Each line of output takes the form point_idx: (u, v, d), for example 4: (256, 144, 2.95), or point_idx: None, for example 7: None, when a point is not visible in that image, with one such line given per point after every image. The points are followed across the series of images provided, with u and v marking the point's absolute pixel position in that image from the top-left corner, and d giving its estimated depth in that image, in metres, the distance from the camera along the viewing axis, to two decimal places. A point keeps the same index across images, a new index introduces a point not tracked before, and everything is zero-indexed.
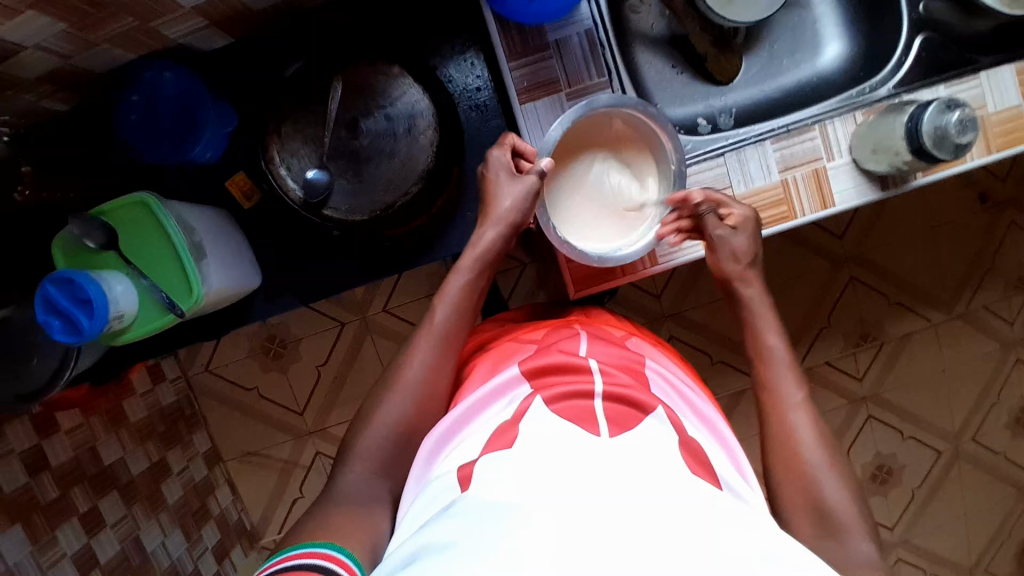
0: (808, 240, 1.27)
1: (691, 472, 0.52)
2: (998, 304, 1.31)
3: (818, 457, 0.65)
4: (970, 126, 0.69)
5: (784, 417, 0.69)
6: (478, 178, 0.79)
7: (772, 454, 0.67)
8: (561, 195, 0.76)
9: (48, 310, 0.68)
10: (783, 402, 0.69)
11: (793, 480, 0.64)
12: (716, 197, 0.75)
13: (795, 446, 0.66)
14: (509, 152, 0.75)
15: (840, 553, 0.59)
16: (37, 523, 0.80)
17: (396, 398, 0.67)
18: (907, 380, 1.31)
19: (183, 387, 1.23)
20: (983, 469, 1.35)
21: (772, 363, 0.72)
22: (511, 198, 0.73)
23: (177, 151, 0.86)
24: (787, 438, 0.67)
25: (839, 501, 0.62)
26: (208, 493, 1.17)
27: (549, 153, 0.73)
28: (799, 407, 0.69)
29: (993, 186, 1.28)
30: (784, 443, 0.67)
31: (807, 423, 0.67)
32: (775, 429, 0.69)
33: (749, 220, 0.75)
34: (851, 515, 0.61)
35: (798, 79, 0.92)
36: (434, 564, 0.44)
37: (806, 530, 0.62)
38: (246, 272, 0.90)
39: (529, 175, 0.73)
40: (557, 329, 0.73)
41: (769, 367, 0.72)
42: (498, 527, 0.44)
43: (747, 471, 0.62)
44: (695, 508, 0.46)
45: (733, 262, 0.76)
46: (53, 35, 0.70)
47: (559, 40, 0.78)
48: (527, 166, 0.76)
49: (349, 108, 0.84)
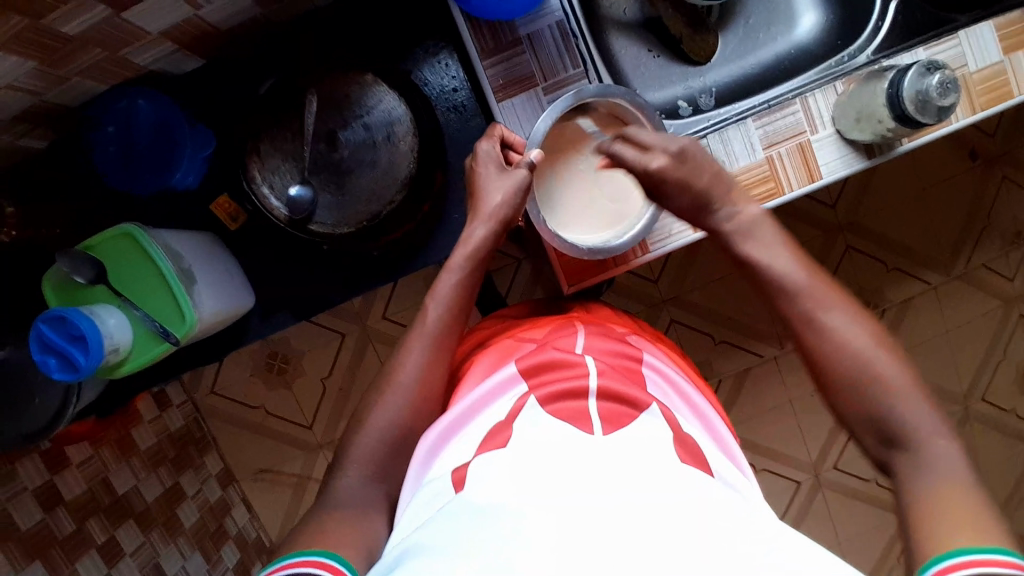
0: (799, 212, 1.26)
1: (680, 462, 0.53)
2: (997, 262, 1.30)
3: (868, 374, 0.60)
4: (952, 89, 0.68)
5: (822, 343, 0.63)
6: (467, 172, 0.78)
7: (819, 376, 0.63)
8: (552, 187, 0.76)
9: (44, 350, 0.68)
10: (816, 329, 0.63)
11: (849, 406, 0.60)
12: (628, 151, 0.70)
13: (843, 367, 0.61)
14: (498, 144, 0.75)
15: (918, 464, 0.56)
16: (55, 558, 0.80)
17: (390, 400, 0.68)
18: (911, 344, 1.31)
19: (190, 411, 1.23)
20: (995, 427, 1.35)
21: (790, 282, 0.65)
22: (500, 193, 0.72)
23: (158, 178, 0.88)
24: (832, 360, 0.62)
25: (903, 409, 0.58)
26: (225, 512, 1.18)
27: (537, 145, 0.72)
28: (835, 319, 0.63)
29: (983, 143, 1.27)
30: (831, 369, 0.62)
31: (849, 331, 0.62)
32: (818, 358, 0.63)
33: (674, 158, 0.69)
34: (920, 416, 0.57)
35: (776, 52, 0.91)
36: (424, 565, 0.45)
37: (878, 447, 0.59)
38: (238, 295, 0.90)
39: (518, 169, 0.72)
40: (560, 326, 0.72)
41: (787, 287, 0.65)
42: (490, 529, 0.45)
43: (740, 461, 0.63)
44: (694, 507, 0.46)
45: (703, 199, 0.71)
46: (24, 73, 0.69)
47: (531, 34, 0.77)
48: (516, 157, 0.76)
49: (327, 120, 0.83)
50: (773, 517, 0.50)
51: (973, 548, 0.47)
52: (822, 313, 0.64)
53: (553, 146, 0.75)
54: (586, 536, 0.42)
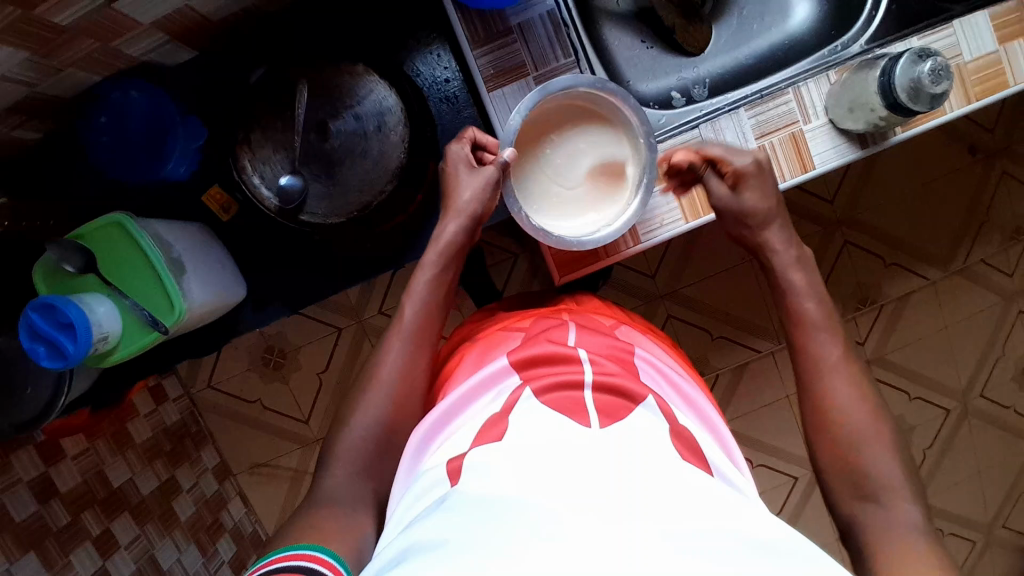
0: (796, 205, 1.25)
1: (681, 458, 0.52)
2: (996, 258, 1.29)
3: (869, 440, 0.63)
4: (945, 76, 0.67)
5: (835, 420, 0.64)
6: (440, 173, 0.81)
7: (811, 418, 0.67)
8: (535, 165, 0.75)
9: (33, 338, 0.68)
10: (834, 406, 0.65)
11: (833, 459, 0.64)
12: (711, 155, 0.74)
13: (842, 425, 0.64)
14: (470, 146, 0.77)
15: (879, 516, 0.59)
16: (49, 550, 0.81)
17: (372, 398, 0.67)
18: (910, 340, 1.30)
19: (187, 405, 1.23)
20: (992, 424, 1.34)
21: (807, 328, 0.70)
22: (471, 190, 0.74)
23: (152, 167, 0.89)
24: (824, 408, 0.66)
25: (891, 483, 0.61)
26: (222, 507, 1.18)
27: (511, 143, 0.71)
28: (841, 372, 0.67)
29: (981, 138, 1.26)
30: (830, 430, 0.64)
31: (849, 386, 0.66)
32: (812, 393, 0.67)
33: (755, 178, 0.73)
34: (897, 479, 0.61)
35: (770, 43, 0.90)
36: (419, 559, 0.43)
37: (844, 494, 0.62)
38: (229, 283, 0.90)
39: (491, 167, 0.73)
40: (545, 319, 0.72)
41: (804, 330, 0.70)
42: (486, 518, 0.44)
43: (735, 454, 0.62)
44: (696, 500, 0.46)
45: (741, 224, 0.75)
46: (18, 63, 0.69)
47: (522, 24, 0.77)
48: (490, 159, 0.77)
49: (318, 111, 0.83)
50: (766, 510, 0.50)
51: None
52: (840, 383, 0.66)
53: (558, 122, 0.75)
54: (583, 523, 0.42)
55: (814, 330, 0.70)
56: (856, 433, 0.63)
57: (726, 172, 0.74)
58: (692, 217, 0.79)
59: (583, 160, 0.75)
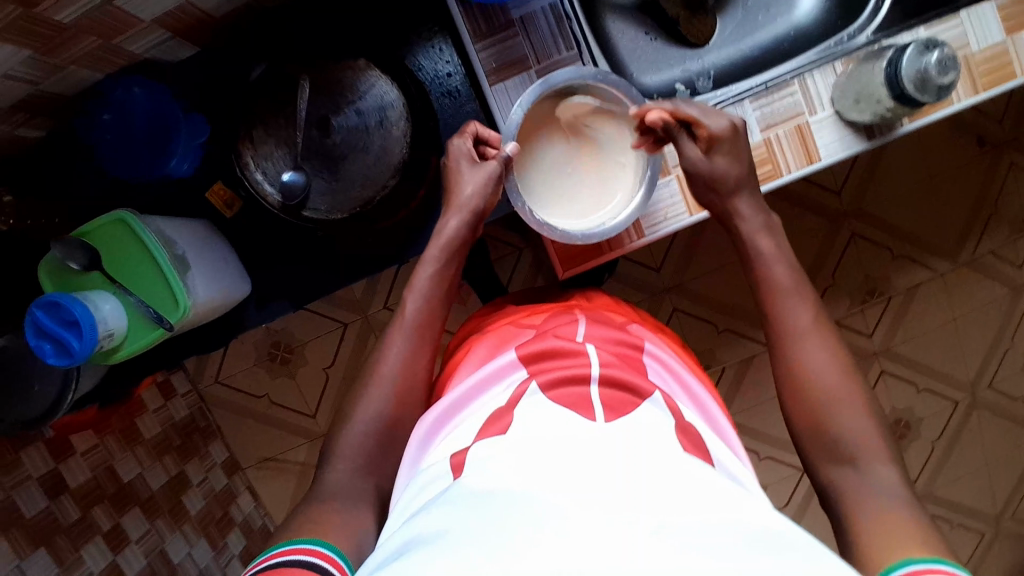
0: (803, 197, 1.24)
1: (683, 450, 0.52)
2: (1005, 249, 1.28)
3: (844, 401, 0.63)
4: (951, 66, 0.67)
5: (811, 388, 0.64)
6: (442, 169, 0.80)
7: (785, 386, 0.66)
8: (532, 156, 0.74)
9: (39, 335, 0.69)
10: (807, 374, 0.65)
11: (809, 425, 0.64)
12: (685, 113, 0.71)
13: (819, 391, 0.64)
14: (471, 141, 0.76)
15: (860, 480, 0.60)
16: (60, 545, 0.81)
17: (373, 394, 0.67)
18: (918, 332, 1.29)
19: (195, 400, 1.24)
20: (1001, 416, 1.33)
21: (777, 295, 0.69)
22: (472, 184, 0.73)
23: (154, 165, 0.89)
24: (798, 374, 0.65)
25: (863, 439, 0.61)
26: (231, 500, 1.19)
27: (513, 137, 0.71)
28: (812, 335, 0.66)
29: (990, 128, 1.24)
30: (805, 398, 0.64)
31: (820, 349, 0.65)
32: (783, 359, 0.67)
33: (728, 137, 0.71)
34: (872, 440, 0.61)
35: (775, 34, 0.89)
36: (420, 552, 0.43)
37: (823, 461, 0.62)
38: (233, 280, 0.91)
39: (492, 161, 0.73)
40: (558, 313, 0.72)
41: (773, 297, 0.69)
42: (484, 511, 0.44)
43: (738, 447, 0.62)
44: (697, 495, 0.46)
45: (712, 191, 0.73)
46: (20, 62, 0.69)
47: (524, 16, 0.76)
48: (492, 153, 0.77)
49: (320, 106, 0.83)
50: (767, 505, 0.50)
51: (920, 560, 0.49)
52: (813, 347, 0.65)
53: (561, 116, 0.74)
54: (583, 516, 0.42)
55: (784, 298, 0.69)
56: (829, 399, 0.63)
57: (700, 133, 0.72)
58: (696, 210, 0.79)
59: (579, 159, 0.75)
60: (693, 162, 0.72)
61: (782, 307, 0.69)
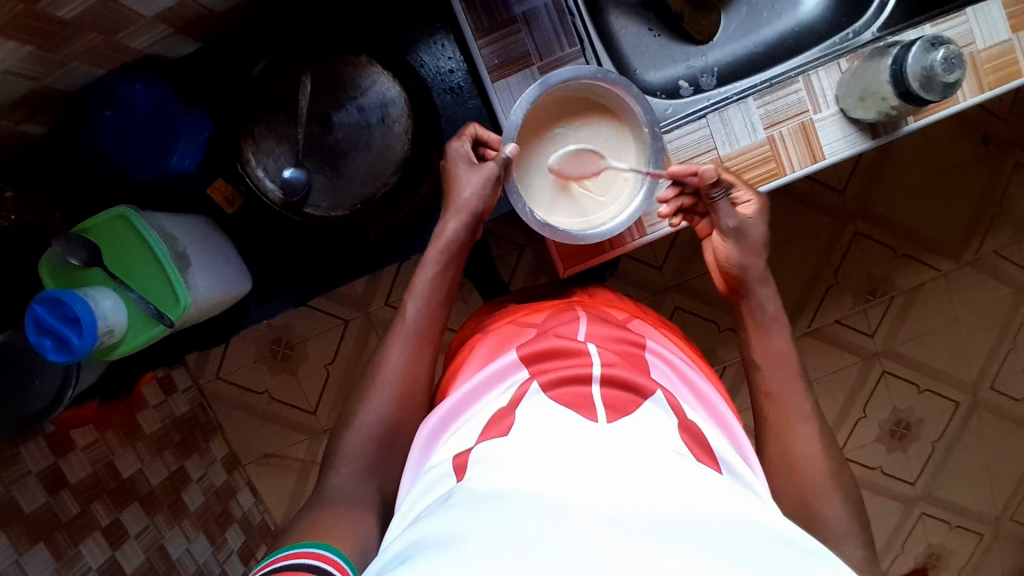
0: (806, 196, 1.23)
1: (695, 459, 0.51)
2: (1009, 249, 1.27)
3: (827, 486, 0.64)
4: (957, 64, 0.66)
5: (798, 465, 0.65)
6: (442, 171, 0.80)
7: (772, 461, 0.67)
8: (557, 121, 0.73)
9: (39, 331, 0.69)
10: (796, 449, 0.66)
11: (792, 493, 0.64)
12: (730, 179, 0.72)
13: (805, 469, 0.65)
14: (470, 142, 0.77)
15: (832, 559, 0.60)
16: (59, 541, 0.81)
17: (376, 398, 0.68)
18: (919, 332, 1.28)
19: (196, 396, 1.24)
20: (1003, 417, 1.33)
21: (775, 367, 0.72)
22: (470, 187, 0.73)
23: (157, 162, 0.91)
24: (789, 449, 0.67)
25: (840, 521, 0.62)
26: (230, 496, 1.18)
27: (513, 138, 0.71)
28: (807, 417, 0.68)
29: (996, 127, 1.24)
30: (789, 473, 0.65)
31: (813, 435, 0.67)
32: (775, 435, 0.68)
33: (760, 206, 0.74)
34: (843, 524, 0.62)
35: (780, 31, 0.89)
36: (425, 552, 0.43)
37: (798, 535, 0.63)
38: (235, 280, 0.91)
39: (490, 163, 0.72)
40: (558, 311, 0.72)
41: (775, 369, 0.72)
42: (485, 513, 0.44)
43: (749, 453, 0.62)
44: (697, 494, 0.45)
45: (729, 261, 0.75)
46: (21, 58, 0.69)
47: (526, 12, 0.76)
48: (492, 154, 0.77)
49: (322, 104, 0.83)
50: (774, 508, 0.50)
51: None
52: (806, 432, 0.67)
53: (603, 113, 0.74)
54: (585, 516, 0.42)
55: (780, 373, 0.71)
56: (814, 479, 0.64)
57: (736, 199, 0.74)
58: None
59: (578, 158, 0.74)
60: (724, 230, 0.74)
61: (775, 378, 0.71)
